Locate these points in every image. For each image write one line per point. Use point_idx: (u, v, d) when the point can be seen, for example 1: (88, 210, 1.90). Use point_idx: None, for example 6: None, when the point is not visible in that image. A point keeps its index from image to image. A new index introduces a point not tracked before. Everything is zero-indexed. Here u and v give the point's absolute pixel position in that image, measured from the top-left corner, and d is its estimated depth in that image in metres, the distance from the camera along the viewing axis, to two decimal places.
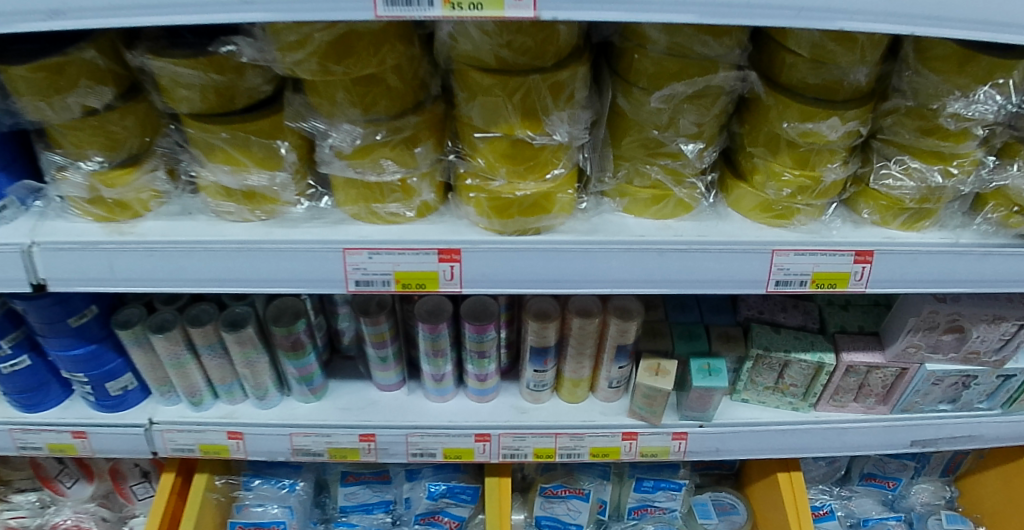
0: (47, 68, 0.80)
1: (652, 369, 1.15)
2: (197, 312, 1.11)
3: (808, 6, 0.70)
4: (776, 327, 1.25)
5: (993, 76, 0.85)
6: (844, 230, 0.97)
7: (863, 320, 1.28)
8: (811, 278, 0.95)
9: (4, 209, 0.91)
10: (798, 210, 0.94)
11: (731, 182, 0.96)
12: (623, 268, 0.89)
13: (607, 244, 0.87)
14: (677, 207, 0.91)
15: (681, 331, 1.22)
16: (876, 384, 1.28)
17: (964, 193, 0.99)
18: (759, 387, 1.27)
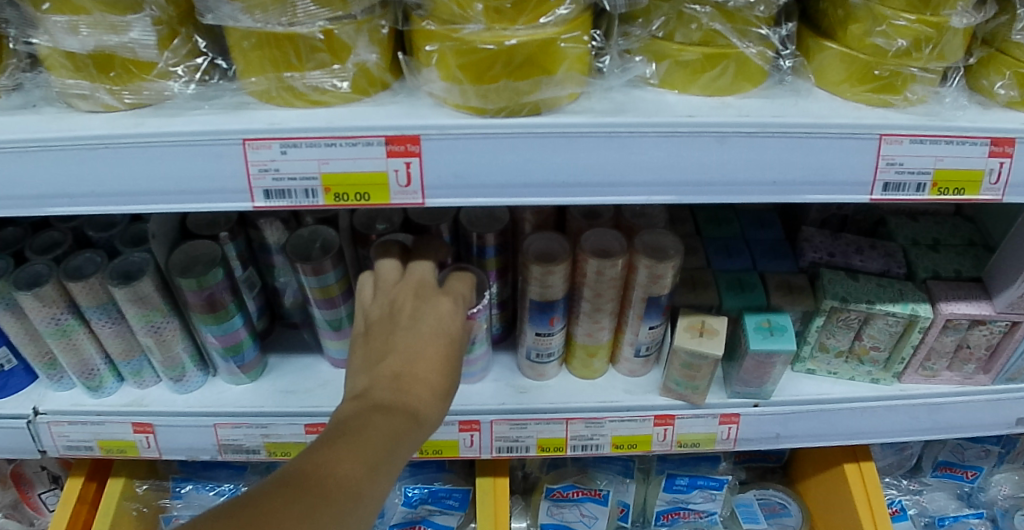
0: None
1: (694, 329, 0.87)
2: (80, 262, 0.82)
3: None
4: (853, 274, 0.95)
5: None
6: (971, 113, 0.68)
7: (961, 263, 0.99)
8: (932, 179, 0.65)
9: None
10: (909, 77, 0.65)
11: (814, 43, 0.67)
12: (663, 161, 0.60)
13: (639, 124, 0.58)
14: (738, 77, 0.62)
15: (729, 281, 0.93)
16: (977, 343, 0.98)
17: None
18: (828, 353, 0.98)
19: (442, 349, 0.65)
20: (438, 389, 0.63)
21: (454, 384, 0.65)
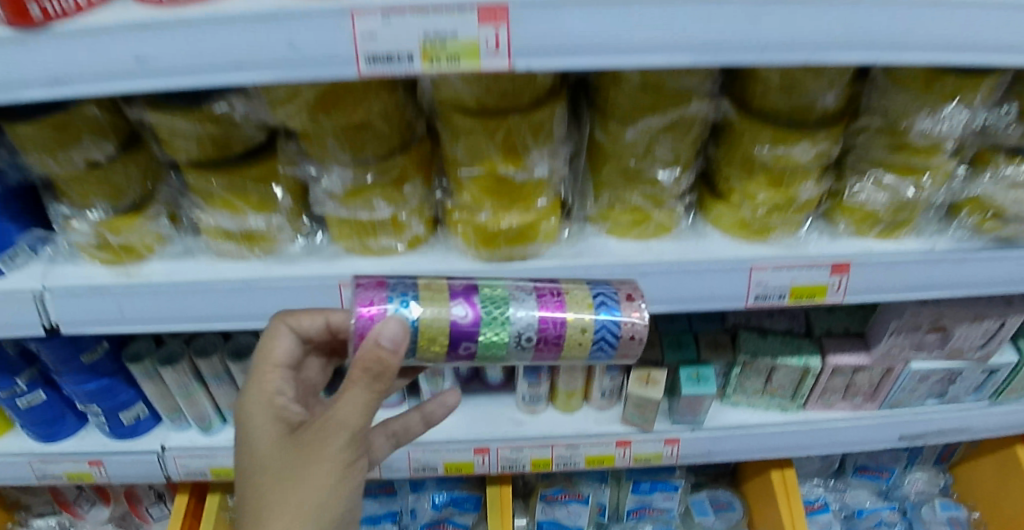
0: (54, 124, 0.84)
1: (643, 379, 1.21)
2: (203, 343, 1.17)
3: (771, 43, 0.74)
4: (763, 333, 1.29)
5: (959, 93, 0.88)
6: (821, 243, 1.01)
7: (850, 322, 1.32)
8: (789, 291, 0.99)
9: (16, 255, 0.95)
10: (775, 227, 0.97)
11: (710, 202, 1.00)
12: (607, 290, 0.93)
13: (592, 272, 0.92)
14: (658, 229, 0.95)
15: (671, 339, 1.26)
16: (863, 383, 1.31)
17: (939, 201, 1.04)
18: (748, 391, 1.32)
19: (275, 476, 0.74)
20: (264, 476, 0.74)
21: (274, 461, 0.75)
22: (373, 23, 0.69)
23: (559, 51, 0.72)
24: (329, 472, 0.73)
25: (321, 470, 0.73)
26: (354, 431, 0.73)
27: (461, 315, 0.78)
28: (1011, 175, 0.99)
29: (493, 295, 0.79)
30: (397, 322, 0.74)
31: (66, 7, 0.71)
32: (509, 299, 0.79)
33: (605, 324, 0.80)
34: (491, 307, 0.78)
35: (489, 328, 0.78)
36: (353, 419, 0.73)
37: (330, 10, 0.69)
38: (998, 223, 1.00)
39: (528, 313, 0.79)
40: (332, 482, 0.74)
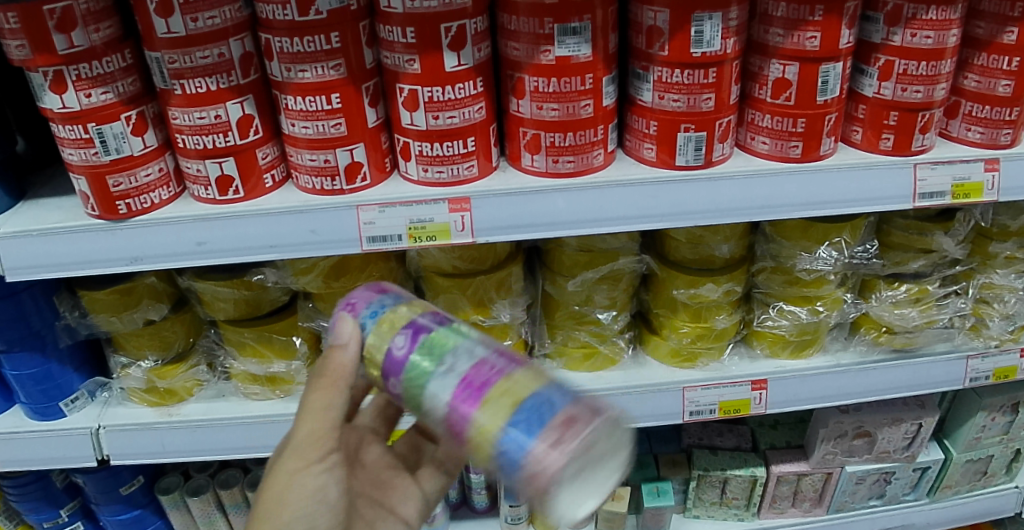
0: (119, 291, 1.05)
1: (610, 494, 1.37)
2: (226, 476, 1.33)
3: (667, 212, 0.98)
4: (714, 449, 1.45)
5: (829, 236, 1.10)
6: (742, 365, 1.22)
7: (790, 436, 1.47)
8: (718, 406, 1.19)
9: (77, 399, 1.15)
10: (700, 353, 1.21)
11: (648, 335, 1.24)
12: None
13: None
14: (606, 360, 1.21)
15: (634, 461, 1.46)
16: (808, 489, 1.45)
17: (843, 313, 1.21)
18: (706, 503, 1.48)
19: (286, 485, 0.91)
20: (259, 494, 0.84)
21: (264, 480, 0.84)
22: (372, 214, 0.94)
23: (509, 224, 0.96)
24: (293, 472, 0.82)
25: (293, 466, 0.82)
26: (315, 432, 0.82)
27: (396, 344, 0.78)
28: (890, 296, 1.21)
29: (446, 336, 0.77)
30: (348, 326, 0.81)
31: (144, 204, 0.94)
32: (449, 346, 0.76)
33: (545, 402, 0.71)
34: (428, 349, 0.76)
35: (417, 366, 0.76)
36: (313, 413, 0.82)
37: (343, 204, 0.94)
38: (891, 336, 1.22)
39: (457, 364, 0.75)
40: (298, 480, 0.82)
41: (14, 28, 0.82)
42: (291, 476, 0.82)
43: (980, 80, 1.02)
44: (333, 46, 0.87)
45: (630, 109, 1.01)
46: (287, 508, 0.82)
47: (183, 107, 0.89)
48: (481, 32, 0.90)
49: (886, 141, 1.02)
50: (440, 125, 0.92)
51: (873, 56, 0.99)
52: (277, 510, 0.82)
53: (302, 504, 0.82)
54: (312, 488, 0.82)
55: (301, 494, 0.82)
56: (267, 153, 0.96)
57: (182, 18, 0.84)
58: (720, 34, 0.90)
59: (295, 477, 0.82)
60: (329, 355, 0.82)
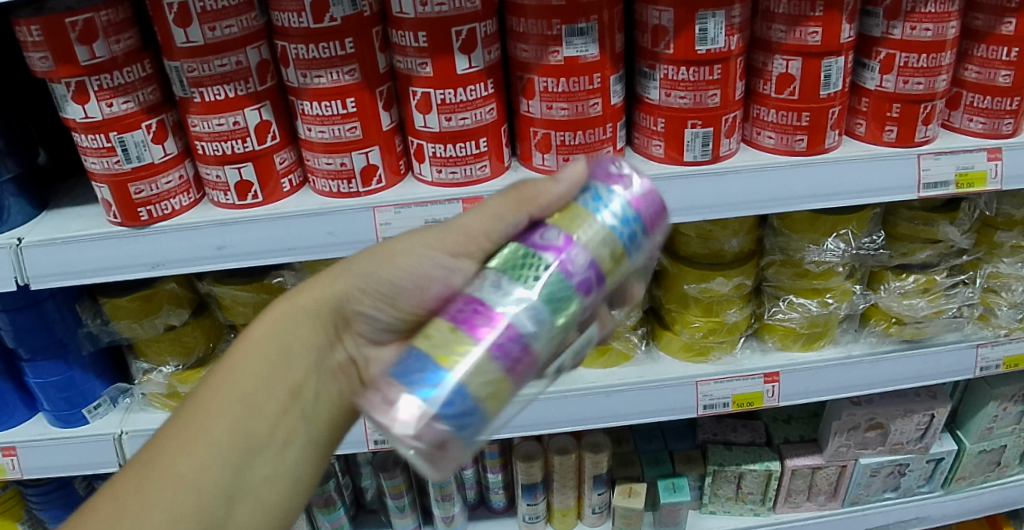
0: (141, 298, 1.08)
1: (626, 491, 1.40)
2: None
3: (676, 207, 1.00)
4: (729, 445, 1.45)
5: (836, 228, 1.12)
6: (754, 358, 1.24)
7: (804, 430, 1.48)
8: (731, 399, 1.21)
9: (99, 406, 1.17)
10: (712, 347, 1.23)
11: (660, 331, 1.25)
12: (577, 410, 1.19)
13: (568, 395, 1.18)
14: (619, 356, 1.22)
15: (649, 458, 1.47)
16: (823, 483, 1.46)
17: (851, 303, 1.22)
18: (722, 499, 1.49)
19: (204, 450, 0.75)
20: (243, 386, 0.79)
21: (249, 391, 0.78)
22: (388, 215, 0.97)
23: None
24: (416, 253, 0.77)
25: (404, 252, 0.78)
26: (468, 234, 0.75)
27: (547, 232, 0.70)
28: (898, 287, 1.22)
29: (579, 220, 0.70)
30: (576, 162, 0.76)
31: (165, 211, 0.97)
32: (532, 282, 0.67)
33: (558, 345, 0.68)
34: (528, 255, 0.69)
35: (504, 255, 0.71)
36: (465, 223, 0.75)
37: (359, 206, 0.96)
38: (901, 327, 1.24)
39: (508, 300, 0.67)
40: (415, 261, 0.77)
41: (37, 41, 0.85)
42: (411, 256, 0.77)
43: (980, 71, 1.04)
44: (348, 51, 0.90)
45: (637, 107, 1.03)
46: (376, 280, 0.79)
47: (202, 114, 0.91)
48: (491, 35, 0.92)
49: (889, 133, 1.04)
50: (453, 126, 0.94)
51: (874, 50, 1.01)
52: (372, 277, 0.79)
53: (385, 286, 0.79)
54: (408, 274, 0.77)
55: (395, 281, 0.78)
56: (284, 158, 0.98)
57: (200, 27, 0.86)
58: (723, 31, 0.92)
59: (409, 261, 0.77)
60: (534, 181, 0.75)
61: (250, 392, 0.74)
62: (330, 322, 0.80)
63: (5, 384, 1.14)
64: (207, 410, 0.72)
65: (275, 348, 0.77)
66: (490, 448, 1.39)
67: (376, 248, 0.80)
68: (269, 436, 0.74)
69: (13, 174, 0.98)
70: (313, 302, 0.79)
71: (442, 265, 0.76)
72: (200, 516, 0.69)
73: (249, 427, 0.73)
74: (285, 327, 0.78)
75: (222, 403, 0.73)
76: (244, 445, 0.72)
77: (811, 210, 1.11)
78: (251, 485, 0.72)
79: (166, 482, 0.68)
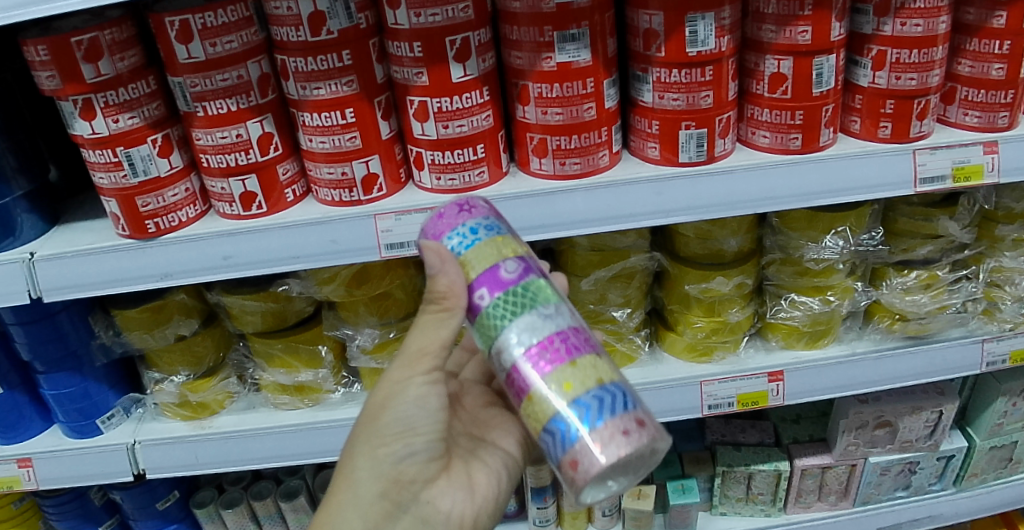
0: (151, 309, 1.10)
1: (635, 494, 1.40)
2: (259, 488, 1.39)
3: (673, 208, 1.01)
4: (737, 445, 1.46)
5: (834, 226, 1.13)
6: (757, 357, 1.25)
7: (813, 429, 1.48)
8: (737, 399, 1.21)
9: (113, 416, 1.19)
10: (715, 347, 1.24)
11: (664, 333, 1.27)
12: None
13: None
14: (623, 357, 1.24)
15: (658, 460, 1.48)
16: (833, 482, 1.45)
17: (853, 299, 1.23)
18: (732, 500, 1.48)
19: None
20: None
21: None
22: (389, 222, 0.99)
23: (520, 225, 1.00)
24: (400, 386, 0.81)
25: (392, 389, 0.81)
26: (419, 350, 0.80)
27: (504, 266, 0.77)
28: (900, 283, 1.22)
29: (491, 244, 0.79)
30: (431, 249, 0.78)
31: (172, 223, 0.99)
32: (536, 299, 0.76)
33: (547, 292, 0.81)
34: (518, 292, 0.76)
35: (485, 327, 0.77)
36: (420, 342, 0.80)
37: (360, 214, 0.98)
38: (904, 323, 1.23)
39: (537, 325, 0.75)
40: (405, 395, 0.80)
41: (45, 60, 0.88)
42: (400, 390, 0.80)
43: (973, 65, 1.04)
44: (345, 63, 0.92)
45: (632, 111, 1.05)
46: (380, 432, 0.81)
47: (206, 128, 0.94)
48: (485, 43, 0.94)
49: (884, 129, 1.04)
50: (451, 133, 0.96)
51: (866, 47, 1.02)
52: (378, 429, 0.81)
53: (393, 429, 0.81)
54: (404, 406, 0.80)
55: (397, 418, 0.81)
56: (288, 169, 1.01)
57: (202, 43, 0.89)
58: (714, 33, 0.94)
59: (398, 394, 0.80)
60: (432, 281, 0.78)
61: None
62: (373, 499, 0.82)
63: (21, 396, 1.17)
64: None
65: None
66: None
67: (369, 402, 0.83)
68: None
69: (25, 190, 1.01)
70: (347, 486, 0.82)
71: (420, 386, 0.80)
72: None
73: None
74: (333, 525, 0.82)
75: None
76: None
77: (808, 208, 1.11)
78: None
79: None
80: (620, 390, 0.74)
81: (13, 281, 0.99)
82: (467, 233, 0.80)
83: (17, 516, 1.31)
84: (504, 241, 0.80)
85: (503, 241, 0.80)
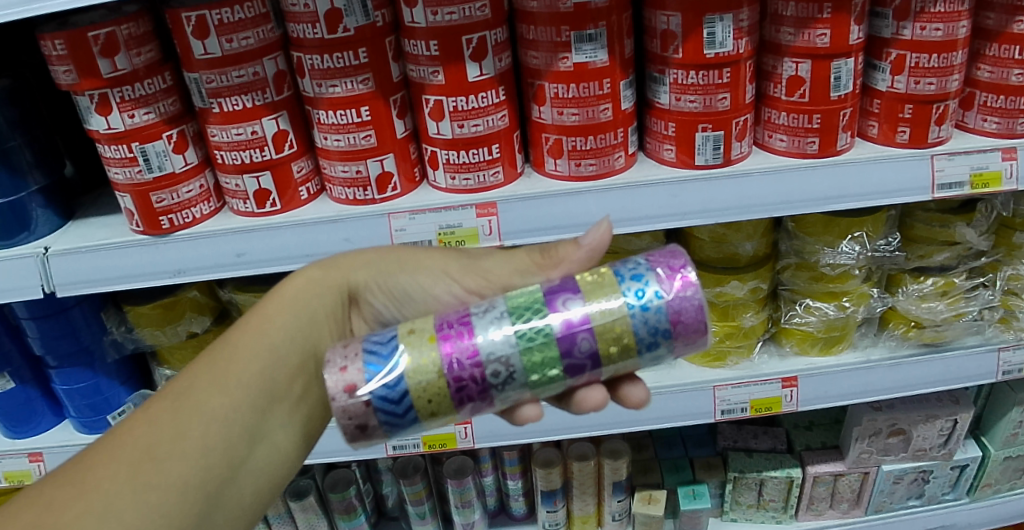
0: (162, 305, 1.11)
1: (646, 499, 1.39)
2: None
3: (689, 210, 1.01)
4: (749, 451, 1.45)
5: (850, 231, 1.12)
6: (771, 363, 1.24)
7: (825, 436, 1.46)
8: (749, 404, 1.20)
9: (124, 412, 1.20)
10: (729, 352, 1.23)
11: None
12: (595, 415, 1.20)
13: None
14: None
15: (669, 465, 1.47)
16: (845, 490, 1.44)
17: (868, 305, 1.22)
18: (743, 506, 1.47)
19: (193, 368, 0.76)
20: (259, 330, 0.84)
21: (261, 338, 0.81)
22: (403, 221, 0.99)
23: (535, 226, 1.00)
24: (436, 276, 0.88)
25: (427, 264, 0.89)
26: (483, 272, 0.86)
27: (573, 300, 0.70)
28: (916, 290, 1.21)
29: (604, 285, 0.71)
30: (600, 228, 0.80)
31: (186, 219, 0.99)
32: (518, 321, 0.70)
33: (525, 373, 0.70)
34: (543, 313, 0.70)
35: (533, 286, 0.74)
36: (488, 264, 0.86)
37: (374, 213, 0.98)
38: (920, 330, 1.22)
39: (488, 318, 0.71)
40: (428, 281, 0.89)
41: (62, 55, 0.88)
42: (433, 280, 0.88)
43: (993, 71, 1.03)
44: (362, 61, 0.92)
45: (648, 112, 1.04)
46: (393, 281, 0.89)
47: (221, 124, 0.94)
48: (501, 42, 0.93)
49: (902, 134, 1.03)
50: (466, 133, 0.96)
51: (885, 51, 1.01)
52: (393, 278, 0.89)
53: (401, 288, 0.89)
54: (423, 288, 0.89)
55: (406, 287, 0.89)
56: (302, 166, 1.01)
57: (218, 39, 0.89)
58: (732, 35, 0.93)
59: (429, 279, 0.89)
60: (565, 244, 0.82)
61: (244, 353, 0.78)
62: (339, 301, 0.88)
63: (33, 390, 1.17)
64: (228, 358, 0.77)
65: (293, 313, 0.83)
66: (510, 455, 1.40)
67: (401, 251, 0.91)
68: (289, 386, 0.79)
69: (41, 185, 1.02)
70: (332, 280, 0.87)
71: (448, 285, 0.88)
72: (221, 451, 0.72)
73: (271, 376, 0.78)
74: (299, 295, 0.85)
75: (250, 346, 0.78)
76: (267, 389, 0.77)
77: (824, 213, 1.10)
78: (268, 430, 0.77)
79: (173, 426, 0.71)
80: (398, 416, 0.70)
81: (28, 276, 0.99)
82: (641, 273, 0.71)
83: None
84: (608, 295, 0.70)
85: (610, 294, 0.70)
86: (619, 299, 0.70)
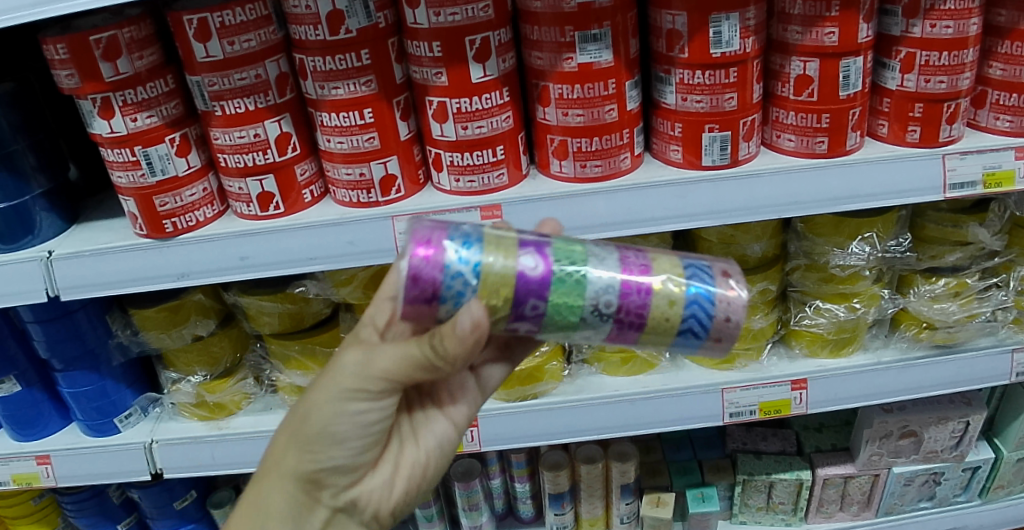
0: (168, 308, 1.10)
1: (654, 501, 1.38)
2: None
3: (696, 211, 0.99)
4: (758, 454, 1.43)
5: (860, 231, 1.10)
6: (781, 365, 1.22)
7: (836, 439, 1.45)
8: (758, 406, 1.19)
9: (131, 415, 1.20)
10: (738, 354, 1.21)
11: None
12: (603, 418, 1.19)
13: (593, 401, 1.18)
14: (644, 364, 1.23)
15: (677, 468, 1.47)
16: (856, 493, 1.43)
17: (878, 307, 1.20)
18: (753, 509, 1.46)
19: None
20: None
21: None
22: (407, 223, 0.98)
23: None
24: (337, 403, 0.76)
25: (319, 402, 0.76)
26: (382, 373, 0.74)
27: (527, 269, 0.71)
28: (928, 291, 1.19)
29: (490, 281, 0.71)
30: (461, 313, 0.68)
31: (190, 223, 0.99)
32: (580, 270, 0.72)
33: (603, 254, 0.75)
34: (567, 279, 0.71)
35: (561, 312, 0.72)
36: (379, 367, 0.74)
37: (378, 215, 0.98)
38: (932, 331, 1.20)
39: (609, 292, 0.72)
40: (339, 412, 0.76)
41: (64, 59, 0.88)
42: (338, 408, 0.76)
43: (1005, 68, 1.01)
44: (364, 63, 0.91)
45: (654, 113, 1.03)
46: (310, 441, 0.78)
47: (224, 127, 0.94)
48: (505, 43, 0.93)
49: (912, 133, 1.02)
50: (469, 134, 0.95)
51: (894, 49, 1.00)
52: (307, 437, 0.78)
53: (323, 437, 0.77)
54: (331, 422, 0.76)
55: (327, 428, 0.77)
56: (306, 169, 1.00)
57: (220, 42, 0.88)
58: (738, 34, 0.92)
59: (333, 412, 0.76)
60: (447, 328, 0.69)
61: None
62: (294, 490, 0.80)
63: (40, 393, 1.18)
64: None
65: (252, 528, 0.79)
66: (517, 457, 1.39)
67: (304, 400, 0.79)
68: None
69: (45, 189, 1.02)
70: (273, 481, 0.80)
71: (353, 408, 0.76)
72: None
73: None
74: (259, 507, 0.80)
75: None
76: None
77: (834, 213, 1.09)
78: None
79: None
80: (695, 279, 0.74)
81: (32, 279, 0.99)
82: (456, 270, 0.70)
83: (37, 512, 1.35)
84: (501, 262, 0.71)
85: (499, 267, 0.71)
86: (487, 258, 0.71)
